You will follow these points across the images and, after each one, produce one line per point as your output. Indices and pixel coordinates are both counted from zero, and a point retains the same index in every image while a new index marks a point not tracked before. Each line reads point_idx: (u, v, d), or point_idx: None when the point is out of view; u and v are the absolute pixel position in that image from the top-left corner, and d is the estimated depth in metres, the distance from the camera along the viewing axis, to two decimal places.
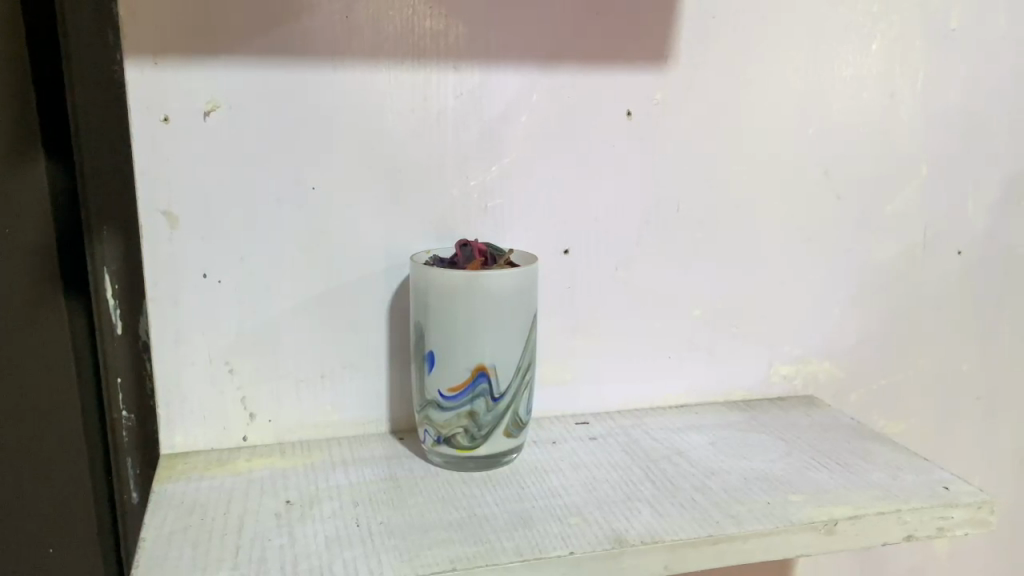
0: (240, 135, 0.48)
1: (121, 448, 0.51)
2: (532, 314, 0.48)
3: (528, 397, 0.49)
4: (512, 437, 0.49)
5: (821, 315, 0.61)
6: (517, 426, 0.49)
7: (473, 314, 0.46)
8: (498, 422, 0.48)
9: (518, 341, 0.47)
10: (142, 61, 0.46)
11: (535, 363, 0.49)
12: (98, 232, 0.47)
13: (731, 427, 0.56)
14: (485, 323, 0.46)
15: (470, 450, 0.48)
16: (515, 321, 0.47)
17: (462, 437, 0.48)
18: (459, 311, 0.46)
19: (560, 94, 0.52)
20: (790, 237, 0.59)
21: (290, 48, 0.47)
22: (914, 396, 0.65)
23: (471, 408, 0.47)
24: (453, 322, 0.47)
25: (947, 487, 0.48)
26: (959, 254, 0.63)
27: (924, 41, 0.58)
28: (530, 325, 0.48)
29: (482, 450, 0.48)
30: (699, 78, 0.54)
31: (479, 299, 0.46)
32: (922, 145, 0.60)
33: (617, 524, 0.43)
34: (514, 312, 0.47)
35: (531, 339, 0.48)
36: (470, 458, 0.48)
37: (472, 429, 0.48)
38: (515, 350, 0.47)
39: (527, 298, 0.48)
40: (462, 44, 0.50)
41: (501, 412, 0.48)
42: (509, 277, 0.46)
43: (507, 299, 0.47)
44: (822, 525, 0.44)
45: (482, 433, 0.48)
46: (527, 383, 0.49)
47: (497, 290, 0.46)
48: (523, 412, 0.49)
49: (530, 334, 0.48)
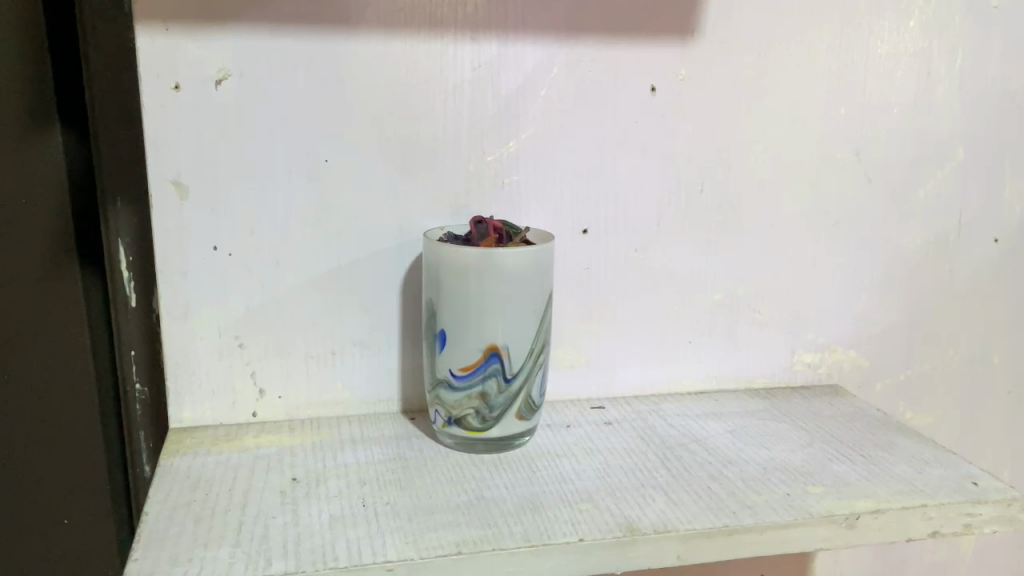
0: (253, 105, 0.47)
1: (134, 421, 0.52)
2: (548, 293, 0.47)
3: (541, 381, 0.48)
4: (523, 420, 0.47)
5: (847, 303, 0.59)
6: (530, 408, 0.47)
7: (486, 291, 0.45)
8: (510, 404, 0.47)
9: (531, 321, 0.46)
10: (152, 25, 0.45)
11: (549, 345, 0.48)
12: (112, 203, 0.48)
13: (751, 415, 0.55)
14: (498, 303, 0.45)
15: (480, 431, 0.47)
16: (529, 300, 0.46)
17: (473, 419, 0.47)
18: (472, 289, 0.45)
19: (580, 69, 0.51)
20: (818, 222, 0.57)
21: (304, 15, 0.46)
22: (941, 388, 0.63)
23: (483, 388, 0.46)
24: (466, 300, 0.45)
25: (975, 483, 0.46)
26: (993, 241, 0.60)
27: (962, 17, 0.55)
28: (544, 305, 0.47)
29: (492, 432, 0.47)
30: (726, 52, 0.52)
31: (492, 276, 0.45)
32: (958, 128, 0.57)
33: (628, 511, 0.42)
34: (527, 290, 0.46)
35: (546, 320, 0.47)
36: (480, 440, 0.47)
37: (483, 411, 0.46)
38: (529, 331, 0.46)
39: (543, 277, 0.46)
40: (480, 15, 0.48)
41: (514, 395, 0.46)
42: (524, 255, 0.45)
43: (521, 279, 0.45)
44: (843, 519, 0.42)
45: (493, 415, 0.47)
46: (541, 366, 0.47)
47: (512, 268, 0.45)
48: (535, 394, 0.48)
49: (544, 315, 0.47)
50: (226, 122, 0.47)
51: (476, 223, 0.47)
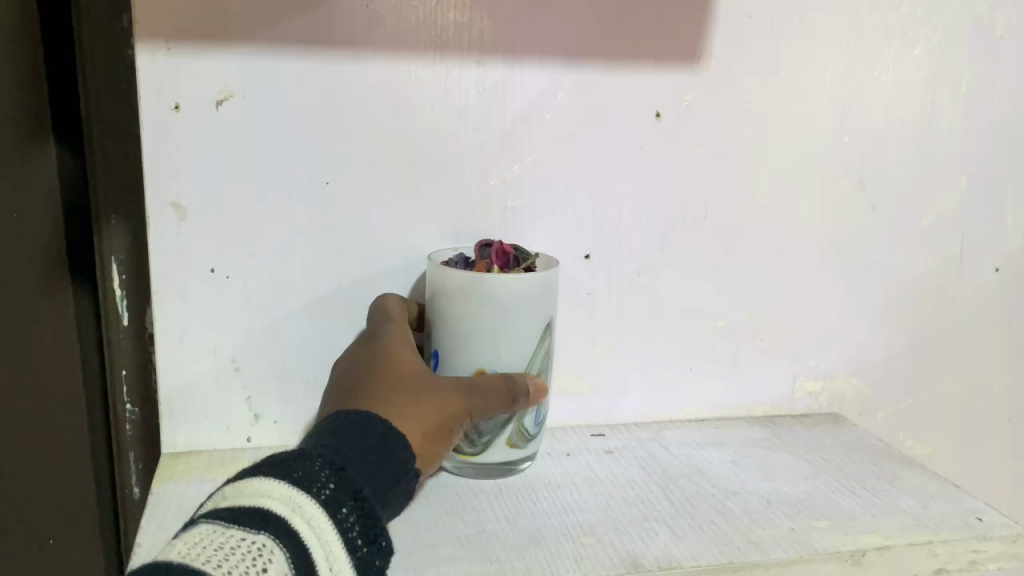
0: (253, 125, 0.47)
1: (124, 442, 0.49)
2: (545, 321, 0.46)
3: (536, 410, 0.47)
4: (514, 447, 0.47)
5: (850, 330, 0.59)
6: (522, 437, 0.47)
7: (478, 317, 0.45)
8: (500, 431, 0.46)
9: (524, 349, 0.45)
10: (154, 43, 0.45)
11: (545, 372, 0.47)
12: (106, 216, 0.45)
13: (752, 444, 0.54)
14: (489, 327, 0.45)
15: (472, 455, 0.47)
16: (521, 327, 0.45)
17: (464, 443, 0.46)
18: (463, 312, 0.45)
19: (585, 94, 0.50)
20: (821, 249, 0.56)
21: (308, 36, 0.46)
22: (942, 416, 0.62)
23: None
24: (458, 326, 0.45)
25: (980, 518, 0.46)
26: (995, 271, 0.60)
27: (967, 48, 0.55)
28: (540, 333, 0.46)
29: (480, 457, 0.47)
30: (732, 79, 0.52)
31: (482, 302, 0.44)
32: (962, 156, 0.57)
33: (632, 546, 0.41)
34: (519, 316, 0.45)
35: (541, 348, 0.46)
36: (468, 463, 0.47)
37: (472, 435, 0.46)
38: (521, 358, 0.46)
39: (540, 306, 0.45)
40: (484, 38, 0.48)
41: (503, 421, 0.46)
42: (518, 281, 0.44)
43: (514, 305, 0.44)
44: (849, 555, 0.41)
45: (481, 439, 0.46)
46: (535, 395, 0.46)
47: (503, 295, 0.44)
48: (529, 424, 0.47)
49: (540, 344, 0.46)
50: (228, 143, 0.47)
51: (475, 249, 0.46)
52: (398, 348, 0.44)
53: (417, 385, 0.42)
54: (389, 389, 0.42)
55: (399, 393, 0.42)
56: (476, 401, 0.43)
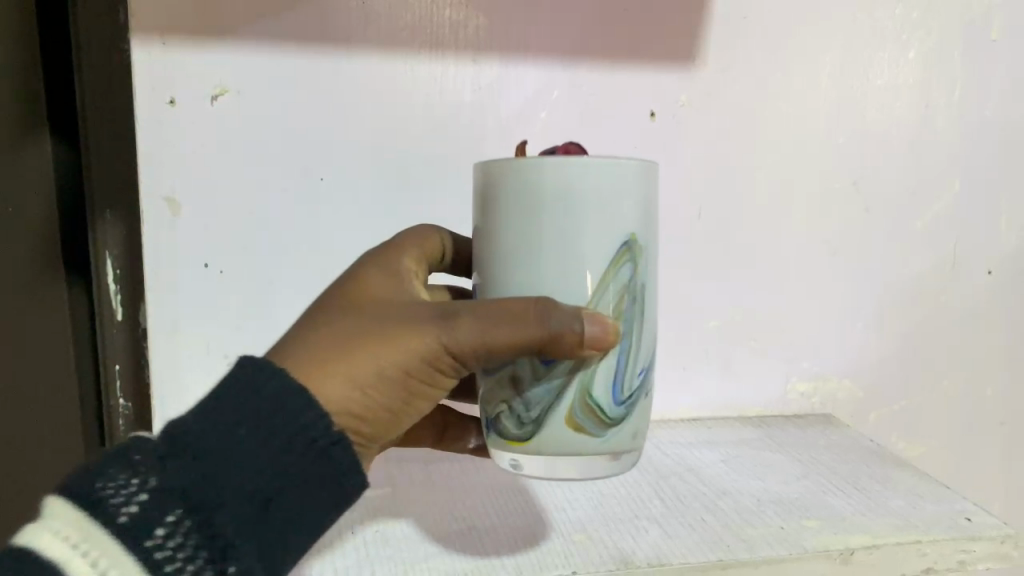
0: (249, 121, 0.47)
1: (117, 436, 0.51)
2: (625, 238, 0.32)
3: (613, 377, 0.33)
4: (581, 424, 0.33)
5: (843, 331, 0.59)
6: (588, 407, 0.32)
7: (537, 218, 0.31)
8: (553, 396, 0.32)
9: (593, 271, 0.31)
10: (150, 39, 0.44)
11: (635, 308, 0.33)
12: (100, 214, 0.47)
13: (743, 444, 0.54)
14: (552, 241, 0.31)
15: (521, 443, 0.33)
16: (590, 236, 0.31)
17: (511, 423, 0.34)
18: (515, 221, 0.31)
19: (580, 92, 0.50)
20: (815, 250, 0.56)
21: (306, 33, 0.46)
22: (936, 420, 0.62)
23: (514, 370, 0.33)
24: (503, 231, 0.32)
25: (969, 519, 0.46)
26: (988, 273, 0.59)
27: (961, 52, 0.56)
28: (618, 250, 0.32)
29: (536, 442, 0.33)
30: (727, 79, 0.52)
31: (542, 195, 0.31)
32: (956, 159, 0.57)
33: (623, 543, 0.41)
34: (590, 219, 0.31)
35: (621, 274, 0.32)
36: (525, 454, 0.34)
37: (518, 410, 0.33)
38: (588, 283, 0.31)
39: (625, 210, 0.31)
40: (480, 36, 0.48)
41: (561, 387, 0.32)
42: (589, 165, 0.30)
43: (586, 200, 0.31)
44: (838, 554, 0.41)
45: (530, 416, 0.33)
46: (614, 355, 0.32)
47: (577, 183, 0.30)
48: (599, 388, 0.32)
49: (617, 269, 0.32)
50: (223, 138, 0.47)
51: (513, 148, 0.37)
52: (365, 277, 0.34)
53: (375, 317, 0.32)
54: (337, 329, 0.32)
55: (350, 331, 0.31)
56: (470, 333, 0.31)
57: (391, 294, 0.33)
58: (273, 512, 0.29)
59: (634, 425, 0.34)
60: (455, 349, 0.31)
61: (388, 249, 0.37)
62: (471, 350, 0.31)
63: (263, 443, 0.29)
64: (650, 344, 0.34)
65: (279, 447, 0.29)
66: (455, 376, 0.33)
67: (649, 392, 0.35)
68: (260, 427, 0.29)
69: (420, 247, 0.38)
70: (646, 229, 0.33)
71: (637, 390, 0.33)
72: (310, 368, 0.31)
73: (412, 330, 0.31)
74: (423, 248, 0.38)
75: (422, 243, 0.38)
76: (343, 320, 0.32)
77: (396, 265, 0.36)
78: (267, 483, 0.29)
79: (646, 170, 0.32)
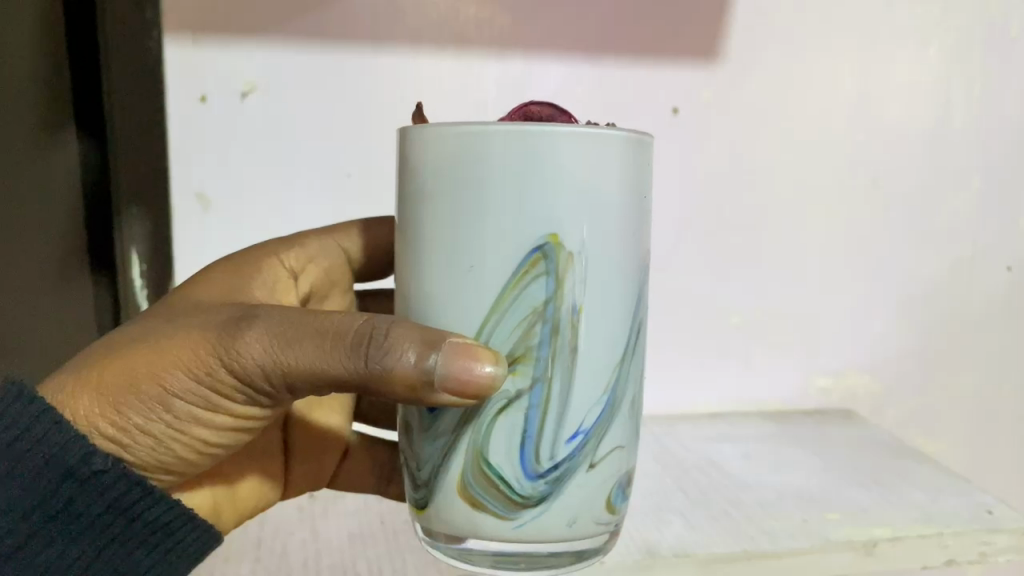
0: (277, 117, 0.48)
1: None
2: (539, 241, 0.26)
3: (515, 441, 0.28)
4: (474, 489, 0.29)
5: (862, 327, 0.59)
6: (482, 470, 0.28)
7: (440, 210, 0.27)
8: (442, 454, 0.29)
9: (493, 286, 0.27)
10: (181, 37, 0.45)
11: (560, 341, 0.27)
12: (127, 209, 0.47)
13: (763, 438, 0.55)
14: (459, 241, 0.27)
15: (422, 510, 0.30)
16: (493, 238, 0.26)
17: (412, 483, 0.31)
18: (428, 210, 0.27)
19: (603, 89, 0.51)
20: (834, 245, 0.57)
21: (333, 31, 0.47)
22: (953, 415, 0.62)
23: (407, 420, 0.30)
24: (413, 222, 0.28)
25: (991, 512, 0.46)
26: (1007, 269, 0.60)
27: (981, 49, 0.56)
28: (528, 258, 0.26)
29: (432, 508, 0.30)
30: (748, 75, 0.53)
31: (441, 189, 0.27)
32: (976, 155, 0.57)
33: (649, 535, 0.41)
34: (492, 218, 0.26)
35: (528, 296, 0.27)
36: (427, 523, 0.31)
37: (415, 469, 0.30)
38: (487, 302, 0.27)
39: (539, 206, 0.26)
40: (506, 33, 0.49)
41: (448, 447, 0.29)
42: (498, 147, 0.26)
43: (493, 192, 0.26)
44: (860, 546, 0.42)
45: (424, 478, 0.30)
46: (517, 409, 0.27)
47: (481, 170, 0.26)
48: (494, 450, 0.28)
49: (526, 289, 0.27)
50: (253, 134, 0.48)
51: (419, 111, 0.30)
52: (208, 282, 0.34)
53: (178, 320, 0.31)
54: (147, 327, 0.31)
55: (154, 331, 0.31)
56: (259, 347, 0.29)
57: (219, 300, 0.33)
58: (71, 529, 0.31)
59: (567, 501, 0.29)
60: (243, 364, 0.29)
61: (257, 259, 0.38)
62: (265, 367, 0.29)
63: (52, 470, 0.30)
64: (596, 389, 0.28)
65: (58, 473, 0.30)
66: (248, 395, 0.31)
67: (599, 459, 0.29)
68: (39, 453, 0.30)
69: (297, 255, 0.40)
70: (588, 233, 0.27)
71: (561, 456, 0.28)
72: (97, 363, 0.31)
73: (207, 339, 0.30)
74: (304, 255, 0.40)
75: (300, 254, 0.40)
76: (154, 318, 0.32)
77: (254, 274, 0.36)
78: (55, 505, 0.31)
79: (590, 152, 0.26)
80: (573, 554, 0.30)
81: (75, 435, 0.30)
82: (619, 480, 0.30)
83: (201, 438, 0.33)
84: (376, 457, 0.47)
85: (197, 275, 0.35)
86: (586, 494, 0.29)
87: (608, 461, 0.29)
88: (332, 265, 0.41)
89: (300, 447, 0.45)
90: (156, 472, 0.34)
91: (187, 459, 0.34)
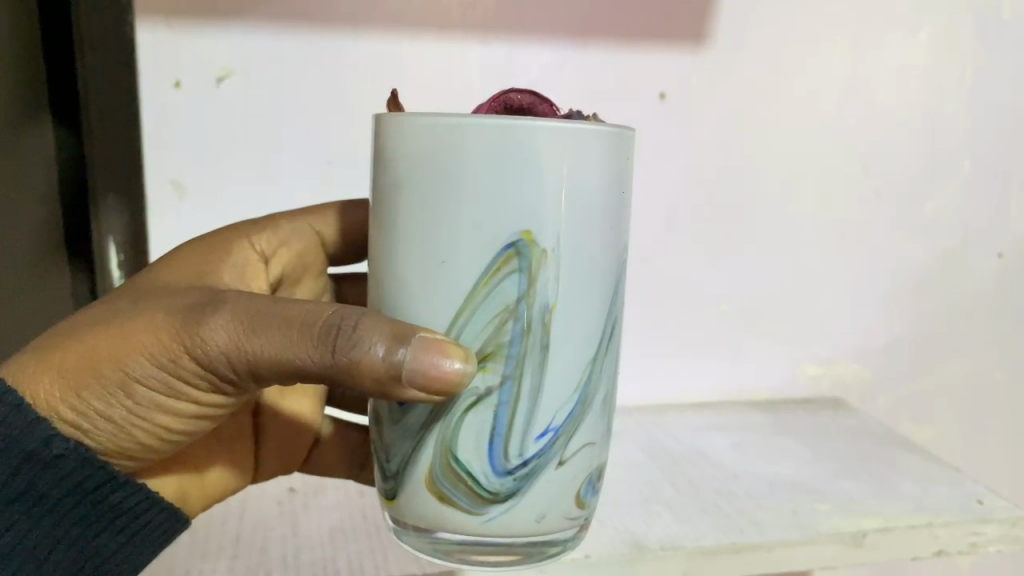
0: (255, 103, 0.47)
1: None
2: (512, 237, 0.25)
3: (483, 437, 0.27)
4: (442, 484, 0.28)
5: (852, 315, 0.58)
6: (449, 466, 0.27)
7: (412, 202, 0.26)
8: (410, 448, 0.28)
9: (465, 281, 0.26)
10: (155, 21, 0.44)
11: (532, 337, 0.26)
12: (103, 198, 0.46)
13: (752, 428, 0.54)
14: (430, 234, 0.26)
15: (390, 502, 0.30)
16: (465, 232, 0.25)
17: (381, 474, 0.30)
18: (400, 201, 0.26)
19: (589, 74, 0.50)
20: (823, 232, 0.56)
21: (311, 15, 0.46)
22: (943, 403, 0.61)
23: (378, 411, 0.29)
24: (385, 215, 0.27)
25: (981, 502, 0.45)
26: (997, 256, 0.59)
27: (973, 33, 0.55)
28: (500, 254, 0.25)
29: (399, 500, 0.29)
30: (737, 59, 0.52)
31: (413, 180, 0.26)
32: (967, 140, 0.57)
33: (636, 528, 0.40)
34: (465, 212, 0.25)
35: (500, 293, 0.26)
36: (394, 515, 0.30)
37: (384, 461, 0.30)
38: (458, 297, 0.26)
39: (512, 200, 0.25)
40: (489, 17, 0.48)
41: (417, 442, 0.28)
42: (472, 139, 0.25)
43: (466, 185, 0.25)
44: (850, 537, 0.41)
45: (393, 471, 0.29)
46: (487, 406, 0.27)
47: (454, 163, 0.25)
48: (463, 446, 0.27)
49: (498, 285, 0.26)
50: (230, 121, 0.46)
51: (396, 99, 0.29)
52: (177, 268, 0.34)
53: (144, 303, 0.30)
54: (112, 310, 0.30)
55: (118, 314, 0.30)
56: (223, 334, 0.28)
57: (186, 285, 0.32)
58: (33, 514, 0.31)
59: (536, 498, 0.28)
60: (207, 351, 0.29)
61: (226, 242, 0.37)
62: (229, 354, 0.28)
63: (11, 455, 0.29)
64: (568, 386, 0.27)
65: (19, 457, 0.29)
66: (212, 383, 0.30)
67: (570, 457, 0.28)
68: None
69: (269, 239, 0.39)
70: (562, 228, 0.26)
71: (530, 453, 0.27)
72: (59, 345, 0.30)
73: (171, 324, 0.29)
74: (276, 239, 0.39)
75: (272, 237, 0.39)
76: (120, 301, 0.31)
77: (224, 259, 0.36)
78: (17, 490, 0.30)
79: (568, 147, 0.25)
80: (542, 549, 0.29)
81: (36, 419, 0.29)
82: (590, 475, 0.29)
83: (162, 425, 0.32)
84: (348, 443, 0.47)
85: (167, 258, 0.34)
86: (556, 491, 0.28)
87: (579, 458, 0.28)
88: (307, 248, 0.41)
89: (271, 435, 0.45)
90: (118, 457, 0.33)
91: (151, 448, 0.33)
